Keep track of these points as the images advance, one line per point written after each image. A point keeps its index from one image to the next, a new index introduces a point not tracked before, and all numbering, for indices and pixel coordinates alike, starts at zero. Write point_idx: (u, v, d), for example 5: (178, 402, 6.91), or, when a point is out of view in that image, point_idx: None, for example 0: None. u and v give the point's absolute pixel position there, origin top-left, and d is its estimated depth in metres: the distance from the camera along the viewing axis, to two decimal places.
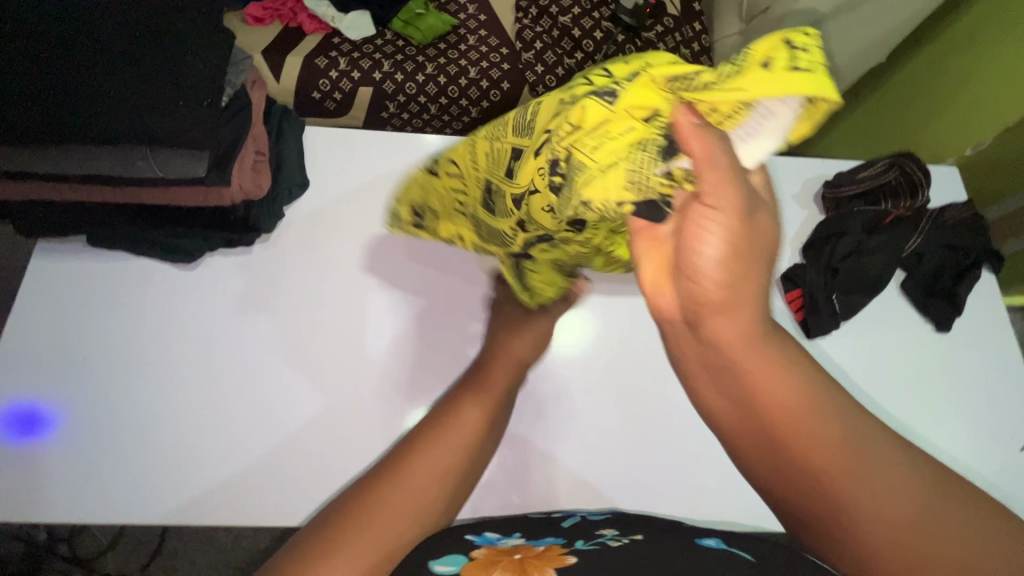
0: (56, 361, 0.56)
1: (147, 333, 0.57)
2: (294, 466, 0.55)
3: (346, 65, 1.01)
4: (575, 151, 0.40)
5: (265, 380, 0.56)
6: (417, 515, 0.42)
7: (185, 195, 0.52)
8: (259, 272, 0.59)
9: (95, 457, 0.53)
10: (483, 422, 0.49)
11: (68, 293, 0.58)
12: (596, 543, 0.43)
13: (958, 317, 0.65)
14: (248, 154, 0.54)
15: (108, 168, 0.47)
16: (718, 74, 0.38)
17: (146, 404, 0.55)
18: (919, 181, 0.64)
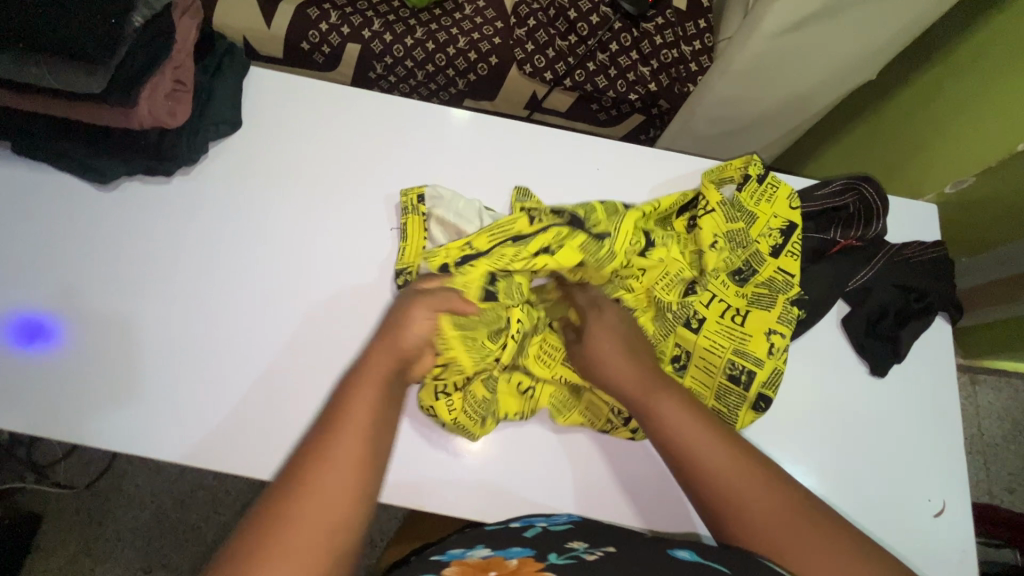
0: (39, 275, 0.59)
1: (128, 265, 0.60)
2: (214, 400, 0.57)
3: (337, 19, 0.98)
4: (729, 275, 0.60)
5: (192, 313, 0.59)
6: (338, 531, 0.38)
7: (95, 113, 0.52)
8: (222, 218, 0.62)
9: (71, 375, 0.56)
10: (377, 414, 0.45)
11: (20, 203, 0.60)
12: (569, 557, 0.45)
13: (897, 362, 0.60)
14: (163, 81, 0.54)
15: (6, 73, 0.46)
16: (773, 238, 0.60)
17: (128, 338, 0.58)
18: (874, 210, 0.60)
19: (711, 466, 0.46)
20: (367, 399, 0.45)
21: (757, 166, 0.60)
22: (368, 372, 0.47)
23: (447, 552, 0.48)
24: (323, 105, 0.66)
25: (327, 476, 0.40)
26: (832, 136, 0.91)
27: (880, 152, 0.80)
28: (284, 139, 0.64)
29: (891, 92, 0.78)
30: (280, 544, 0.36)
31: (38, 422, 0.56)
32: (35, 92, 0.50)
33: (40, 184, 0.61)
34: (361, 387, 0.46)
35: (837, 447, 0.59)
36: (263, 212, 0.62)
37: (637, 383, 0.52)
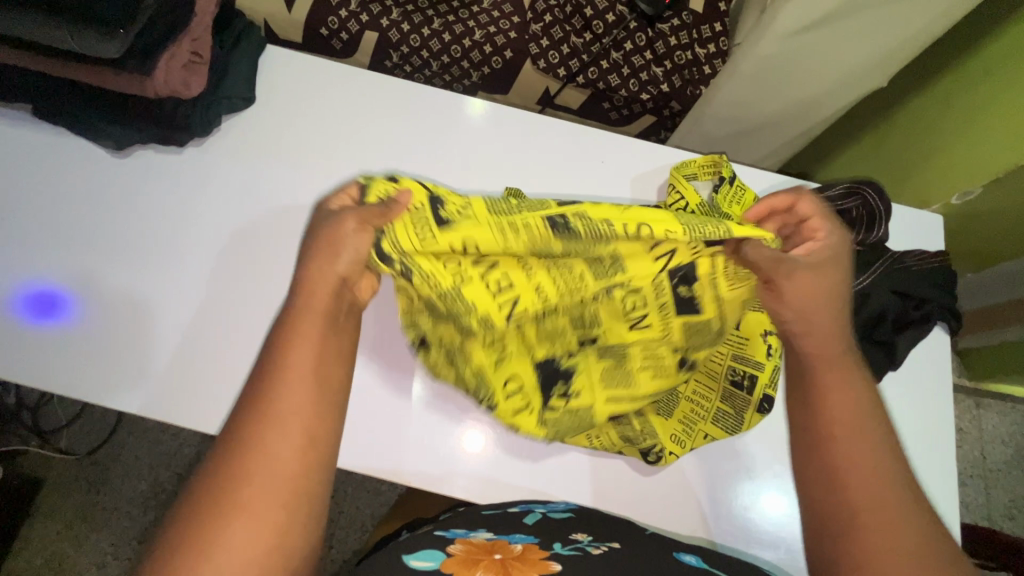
0: (51, 235, 0.60)
1: (136, 230, 0.61)
2: (212, 367, 0.58)
3: (356, 6, 0.99)
4: None
5: (194, 281, 0.60)
6: (298, 474, 0.39)
7: (111, 80, 0.53)
8: (231, 191, 0.63)
9: (76, 334, 0.58)
10: (320, 362, 0.43)
11: (38, 166, 0.62)
12: (573, 548, 0.46)
13: (892, 369, 0.60)
14: (181, 53, 0.55)
15: (27, 35, 0.48)
16: None
17: (131, 300, 0.59)
18: (876, 214, 0.60)
19: (850, 457, 0.46)
20: (309, 342, 0.43)
21: (727, 166, 0.62)
22: (307, 306, 0.44)
23: (450, 529, 0.49)
24: (335, 85, 0.67)
25: (275, 432, 0.40)
26: (843, 144, 0.90)
27: (890, 161, 0.80)
28: (295, 117, 0.65)
29: (904, 100, 0.77)
30: (236, 500, 0.38)
31: (40, 378, 0.57)
32: (58, 60, 0.52)
33: (55, 149, 0.63)
34: (301, 328, 0.43)
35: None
36: (268, 186, 0.63)
37: (819, 352, 0.49)
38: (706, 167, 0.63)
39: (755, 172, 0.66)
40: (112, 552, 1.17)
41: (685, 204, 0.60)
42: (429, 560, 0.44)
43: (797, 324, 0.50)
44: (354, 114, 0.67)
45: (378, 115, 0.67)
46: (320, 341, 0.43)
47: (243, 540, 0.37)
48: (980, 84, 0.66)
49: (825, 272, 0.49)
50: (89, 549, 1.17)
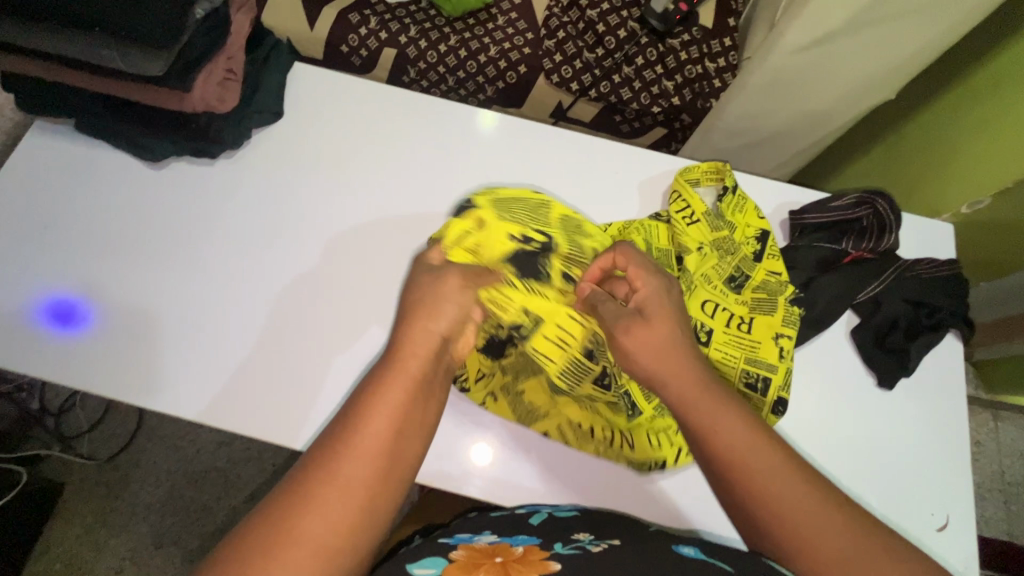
0: (86, 243, 0.63)
1: (167, 238, 0.64)
2: (236, 369, 0.60)
3: (376, 25, 1.03)
4: (720, 284, 0.62)
5: (222, 285, 0.62)
6: (358, 521, 0.38)
7: (152, 95, 0.56)
8: (258, 202, 0.65)
9: (105, 337, 0.60)
10: (406, 408, 0.42)
11: (77, 178, 0.65)
12: (574, 546, 0.47)
13: (905, 376, 0.61)
14: (217, 69, 0.58)
15: (76, 53, 0.51)
16: (752, 244, 0.63)
17: (160, 305, 0.62)
18: (886, 223, 0.62)
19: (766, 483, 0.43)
20: (395, 397, 0.42)
21: (731, 174, 0.64)
22: (397, 371, 0.43)
23: (455, 534, 0.51)
24: (358, 99, 0.70)
25: (332, 493, 0.38)
26: (852, 154, 0.92)
27: (899, 171, 0.81)
28: (321, 130, 0.68)
29: (913, 112, 0.79)
30: (276, 555, 0.35)
31: (68, 379, 0.59)
32: (101, 76, 0.55)
33: (95, 161, 0.66)
34: (383, 394, 0.42)
35: (838, 455, 0.59)
36: (296, 196, 0.66)
37: (679, 394, 0.47)
38: (709, 174, 0.65)
39: (766, 183, 0.67)
40: (129, 557, 1.19)
41: (690, 212, 0.63)
42: (432, 566, 0.45)
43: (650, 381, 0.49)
44: (376, 127, 0.69)
45: (400, 129, 0.69)
46: (412, 396, 0.42)
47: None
48: (986, 96, 0.67)
49: (658, 328, 0.48)
50: (107, 554, 1.19)
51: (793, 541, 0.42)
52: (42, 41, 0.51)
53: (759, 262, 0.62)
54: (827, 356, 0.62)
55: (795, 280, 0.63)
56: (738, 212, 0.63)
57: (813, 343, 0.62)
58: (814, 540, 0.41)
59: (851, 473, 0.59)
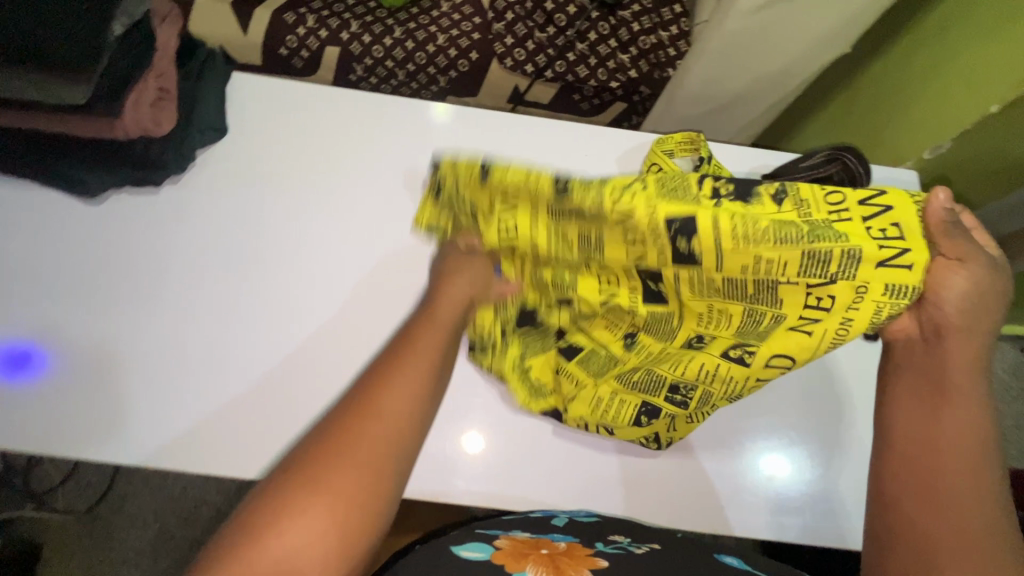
0: (21, 293, 0.58)
1: (115, 275, 0.59)
2: (221, 408, 0.56)
3: (314, 22, 0.98)
4: None
5: (191, 322, 0.58)
6: (393, 451, 0.41)
7: (78, 125, 0.51)
8: (210, 226, 0.61)
9: (56, 388, 0.56)
10: (439, 350, 0.49)
11: (5, 224, 0.59)
12: (616, 547, 0.47)
13: None
14: (148, 89, 0.53)
15: None
16: None
17: (112, 348, 0.57)
18: (858, 176, 0.61)
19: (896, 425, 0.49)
20: (431, 344, 0.49)
21: (705, 143, 0.63)
22: (433, 322, 0.51)
23: (492, 528, 0.50)
24: (309, 105, 0.66)
25: (373, 425, 0.41)
26: (812, 111, 0.93)
27: (859, 123, 0.82)
28: (274, 143, 0.64)
29: (867, 63, 0.80)
30: (320, 477, 0.38)
31: (22, 440, 0.55)
32: (12, 109, 0.49)
33: (25, 203, 0.60)
34: (405, 360, 0.46)
35: (826, 416, 0.62)
36: (260, 219, 0.62)
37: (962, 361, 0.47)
38: (684, 143, 0.63)
39: (735, 152, 0.67)
40: None
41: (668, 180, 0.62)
42: (480, 551, 0.45)
43: (956, 324, 0.47)
44: (331, 134, 0.65)
45: (359, 130, 0.66)
46: (442, 345, 0.49)
47: (300, 546, 0.36)
48: (937, 42, 0.68)
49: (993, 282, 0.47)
50: None
51: (916, 503, 0.45)
52: None
53: None
54: None
55: None
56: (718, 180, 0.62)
57: None
58: (939, 492, 0.45)
59: (836, 435, 0.61)
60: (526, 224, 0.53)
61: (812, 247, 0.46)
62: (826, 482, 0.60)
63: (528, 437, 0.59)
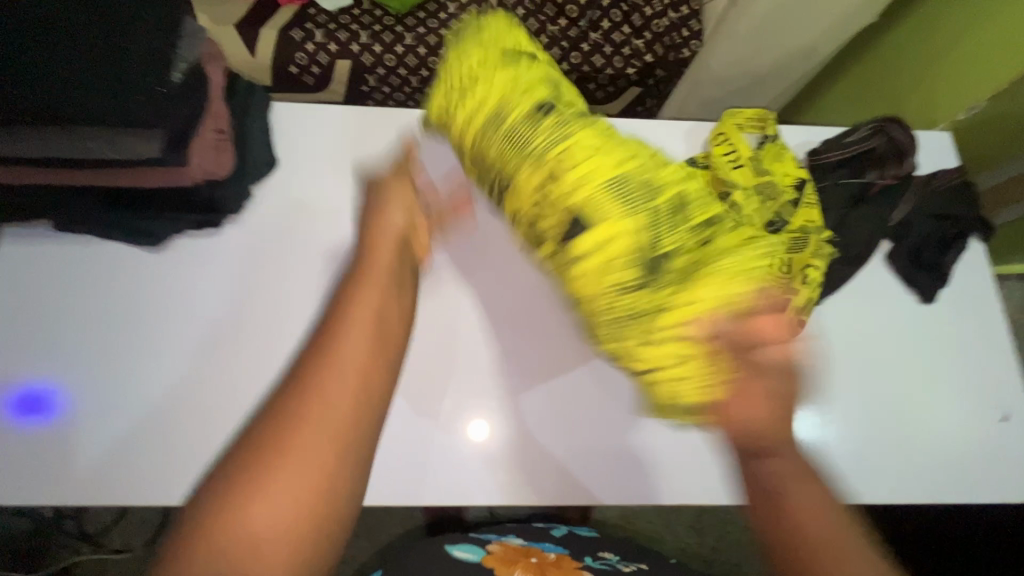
0: (69, 348, 0.57)
1: (160, 318, 0.58)
2: (186, 444, 0.55)
3: (322, 37, 0.97)
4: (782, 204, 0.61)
5: (180, 349, 0.57)
6: (357, 411, 0.34)
7: (146, 177, 0.51)
8: (256, 258, 0.61)
9: (106, 436, 0.55)
10: (379, 319, 0.39)
11: (54, 280, 0.59)
12: (602, 562, 0.55)
13: (942, 287, 0.64)
14: (208, 133, 0.53)
15: (65, 151, 0.47)
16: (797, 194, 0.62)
17: (158, 392, 0.56)
18: (902, 147, 0.62)
19: (806, 504, 0.37)
20: (369, 304, 0.40)
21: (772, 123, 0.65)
22: (371, 278, 0.43)
23: (486, 534, 0.60)
24: (353, 131, 0.66)
25: (332, 384, 0.35)
26: (835, 78, 0.93)
27: (884, 90, 0.83)
28: (320, 168, 0.64)
29: (889, 29, 0.81)
30: (278, 461, 0.31)
31: (71, 494, 0.54)
32: (82, 171, 0.49)
33: (77, 258, 0.59)
34: (355, 299, 0.40)
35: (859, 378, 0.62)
36: (273, 244, 0.61)
37: None
38: (753, 120, 0.66)
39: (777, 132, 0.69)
40: None
41: (733, 154, 0.63)
42: (473, 553, 0.54)
43: None
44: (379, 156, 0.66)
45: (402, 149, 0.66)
46: (387, 294, 0.42)
47: (275, 523, 0.30)
48: (964, 4, 0.69)
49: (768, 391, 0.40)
50: None
51: None
52: (15, 145, 0.46)
53: (796, 208, 0.61)
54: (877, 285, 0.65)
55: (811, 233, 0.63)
56: (778, 160, 0.63)
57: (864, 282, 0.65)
58: None
59: (862, 398, 0.61)
60: (466, 108, 0.49)
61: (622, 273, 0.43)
62: (849, 448, 0.59)
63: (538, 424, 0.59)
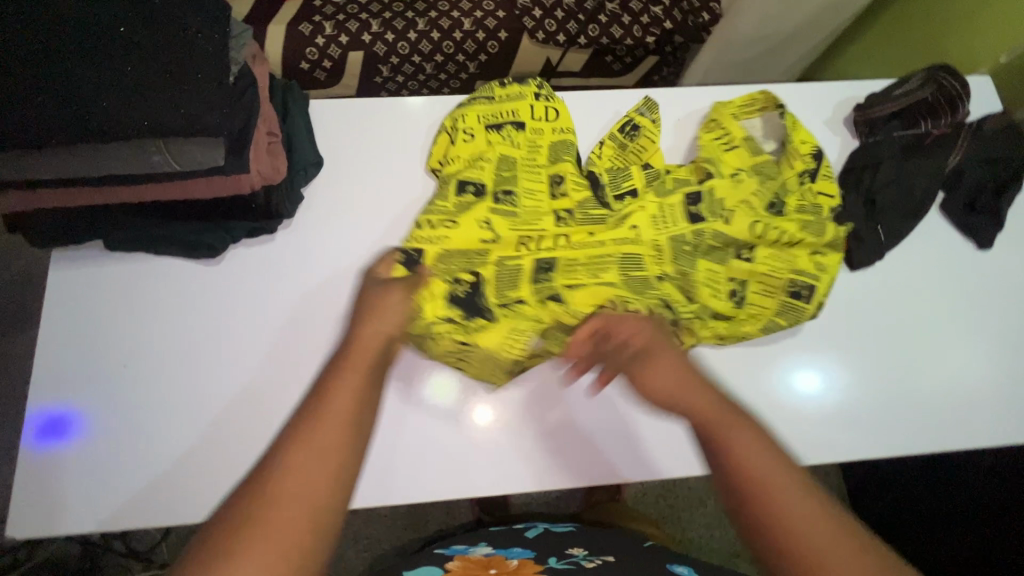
0: (89, 369, 0.55)
1: (176, 333, 0.57)
2: (203, 458, 0.54)
3: (332, 29, 0.93)
4: (786, 189, 0.62)
5: (195, 368, 0.56)
6: (320, 506, 0.34)
7: (206, 186, 0.50)
8: (285, 260, 0.59)
9: (120, 459, 0.53)
10: (358, 408, 0.39)
11: (91, 299, 0.57)
12: (567, 562, 0.50)
13: (999, 231, 0.65)
14: (261, 136, 0.52)
15: (128, 168, 0.46)
16: (809, 170, 0.63)
17: (167, 409, 0.55)
18: (955, 95, 0.62)
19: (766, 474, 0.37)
20: (350, 390, 0.40)
21: (778, 103, 0.65)
22: (352, 365, 0.43)
23: (451, 547, 0.57)
24: (388, 124, 0.64)
25: (306, 464, 0.35)
26: (859, 30, 0.92)
27: (914, 37, 0.83)
28: (364, 164, 0.63)
29: None
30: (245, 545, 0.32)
31: (82, 520, 0.53)
32: (143, 184, 0.48)
33: (121, 277, 0.57)
34: (342, 380, 0.41)
35: (887, 338, 0.63)
36: (309, 245, 0.60)
37: None
38: (754, 104, 0.66)
39: (821, 90, 0.69)
40: None
41: (729, 139, 0.64)
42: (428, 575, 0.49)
43: None
44: (409, 152, 0.64)
45: (421, 145, 0.64)
46: (366, 386, 0.42)
47: None
48: None
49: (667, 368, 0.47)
50: None
51: None
52: (81, 166, 0.45)
53: (814, 185, 0.63)
54: (934, 235, 0.66)
55: (866, 189, 0.64)
56: (794, 134, 0.63)
57: (921, 234, 0.66)
58: None
59: (869, 363, 0.62)
60: (470, 117, 0.62)
61: (505, 297, 0.58)
62: (903, 398, 0.61)
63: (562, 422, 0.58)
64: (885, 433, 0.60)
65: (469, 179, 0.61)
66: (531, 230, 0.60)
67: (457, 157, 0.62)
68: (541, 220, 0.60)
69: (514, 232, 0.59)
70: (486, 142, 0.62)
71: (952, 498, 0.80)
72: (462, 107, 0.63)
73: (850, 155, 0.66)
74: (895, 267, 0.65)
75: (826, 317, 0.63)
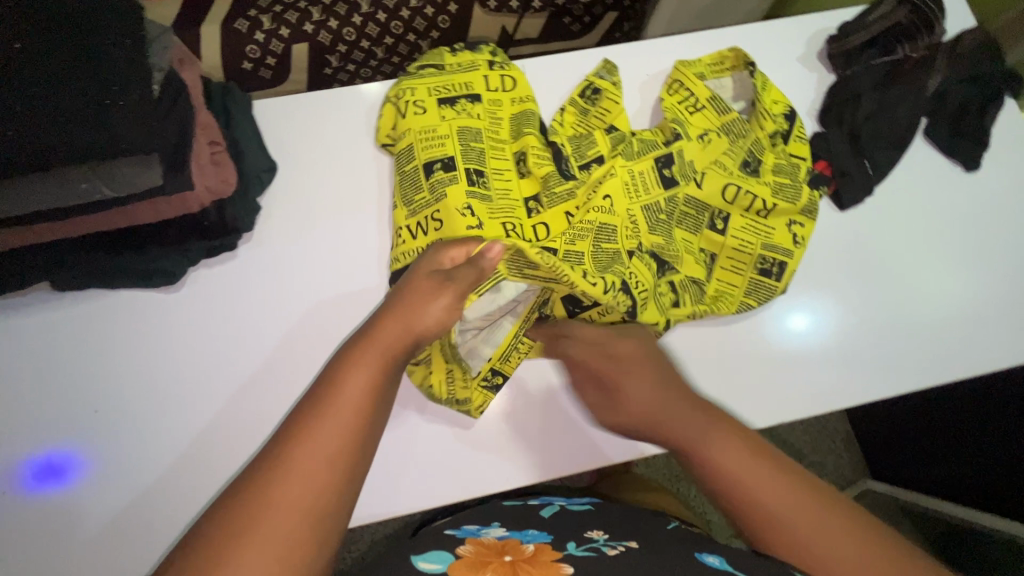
0: (63, 416, 0.52)
1: (149, 366, 0.53)
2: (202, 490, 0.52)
3: (271, 22, 0.86)
4: (755, 150, 0.60)
5: (175, 400, 0.53)
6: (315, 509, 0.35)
7: (151, 208, 0.47)
8: (250, 277, 0.56)
9: (119, 502, 0.51)
10: (364, 396, 0.40)
11: (50, 345, 0.53)
12: (587, 547, 0.46)
13: (985, 152, 0.62)
14: (202, 147, 0.48)
15: (57, 201, 0.42)
16: (777, 127, 0.61)
17: (156, 445, 0.52)
18: (930, 17, 0.60)
19: (735, 472, 0.43)
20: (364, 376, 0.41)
21: (740, 55, 0.62)
22: (376, 344, 0.43)
23: (462, 527, 0.54)
24: (337, 117, 0.60)
25: (307, 456, 0.36)
26: None
27: None
28: (318, 162, 0.59)
29: None
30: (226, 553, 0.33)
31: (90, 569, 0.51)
32: (80, 216, 0.44)
33: (79, 318, 0.54)
34: (355, 367, 0.41)
35: (881, 275, 0.61)
36: (274, 261, 0.56)
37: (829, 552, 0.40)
38: (715, 63, 0.63)
39: (792, 24, 0.66)
40: None
41: (694, 101, 0.61)
42: (438, 561, 0.45)
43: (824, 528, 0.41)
44: (362, 149, 0.60)
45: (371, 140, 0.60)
46: (381, 375, 0.42)
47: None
48: None
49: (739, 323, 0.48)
50: None
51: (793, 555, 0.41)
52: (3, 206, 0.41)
53: (787, 145, 0.61)
54: (920, 163, 0.64)
55: (849, 126, 0.62)
56: (760, 87, 0.61)
57: (908, 164, 0.64)
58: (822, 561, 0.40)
59: (868, 304, 0.61)
60: (422, 92, 0.58)
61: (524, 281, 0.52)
62: (910, 334, 0.60)
63: (558, 414, 0.57)
64: (895, 372, 0.60)
65: (434, 162, 0.56)
66: (509, 217, 0.56)
67: (408, 131, 0.57)
68: (517, 207, 0.57)
69: (492, 215, 0.55)
70: (439, 116, 0.57)
71: (958, 420, 0.81)
72: (411, 79, 0.59)
73: (828, 90, 0.64)
74: (885, 202, 0.63)
75: (824, 262, 0.61)
